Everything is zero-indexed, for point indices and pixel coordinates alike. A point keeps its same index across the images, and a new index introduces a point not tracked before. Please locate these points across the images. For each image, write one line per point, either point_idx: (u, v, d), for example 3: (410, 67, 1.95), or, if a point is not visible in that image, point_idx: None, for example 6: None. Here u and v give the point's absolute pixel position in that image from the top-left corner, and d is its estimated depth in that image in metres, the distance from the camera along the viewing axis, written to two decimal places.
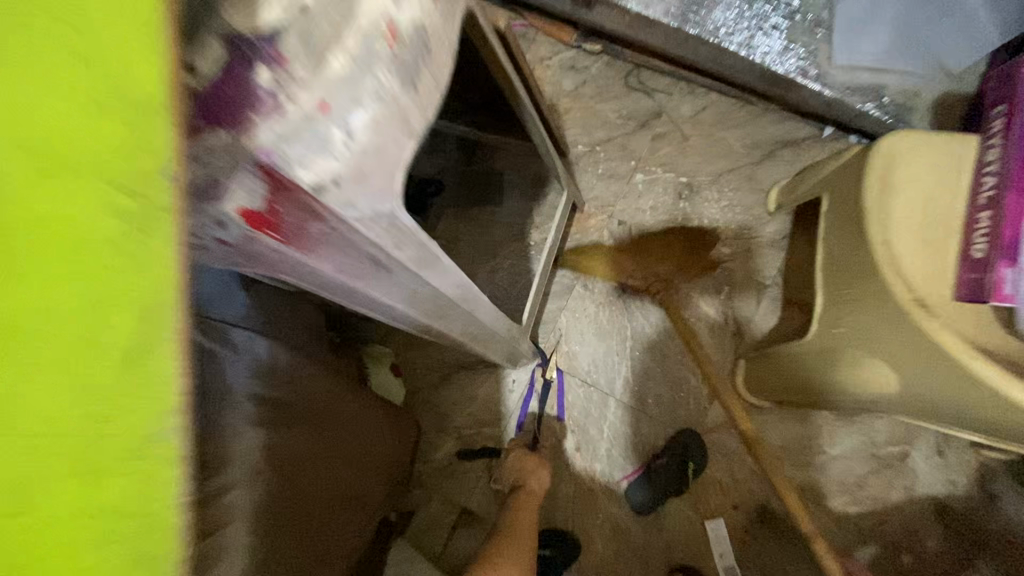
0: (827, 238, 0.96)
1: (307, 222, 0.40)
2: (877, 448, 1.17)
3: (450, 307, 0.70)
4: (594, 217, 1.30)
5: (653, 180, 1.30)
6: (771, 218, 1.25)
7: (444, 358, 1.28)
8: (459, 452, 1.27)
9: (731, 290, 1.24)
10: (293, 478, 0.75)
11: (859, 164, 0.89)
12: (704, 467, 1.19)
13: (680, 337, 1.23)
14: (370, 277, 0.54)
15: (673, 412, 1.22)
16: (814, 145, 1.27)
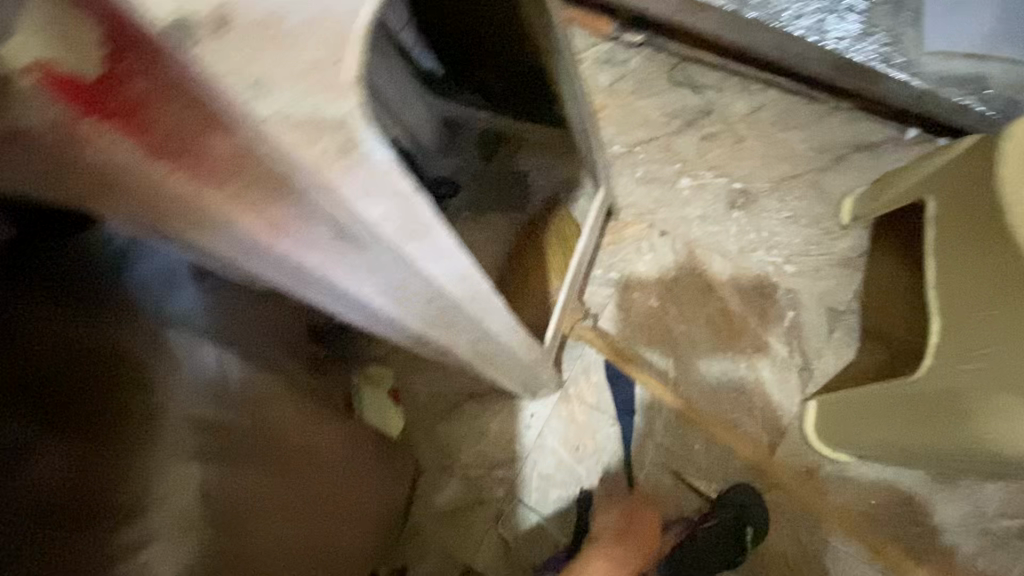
0: (938, 252, 0.74)
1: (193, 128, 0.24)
2: (989, 522, 0.92)
3: (454, 310, 0.52)
4: (632, 226, 1.12)
5: (701, 186, 1.12)
6: (843, 232, 1.06)
7: (451, 383, 1.09)
8: (464, 497, 1.06)
9: (797, 316, 1.04)
10: (240, 534, 0.56)
11: (983, 155, 0.69)
12: (765, 532, 0.96)
13: (734, 370, 1.03)
14: (328, 251, 0.36)
15: (724, 462, 1.00)
16: (894, 149, 1.08)
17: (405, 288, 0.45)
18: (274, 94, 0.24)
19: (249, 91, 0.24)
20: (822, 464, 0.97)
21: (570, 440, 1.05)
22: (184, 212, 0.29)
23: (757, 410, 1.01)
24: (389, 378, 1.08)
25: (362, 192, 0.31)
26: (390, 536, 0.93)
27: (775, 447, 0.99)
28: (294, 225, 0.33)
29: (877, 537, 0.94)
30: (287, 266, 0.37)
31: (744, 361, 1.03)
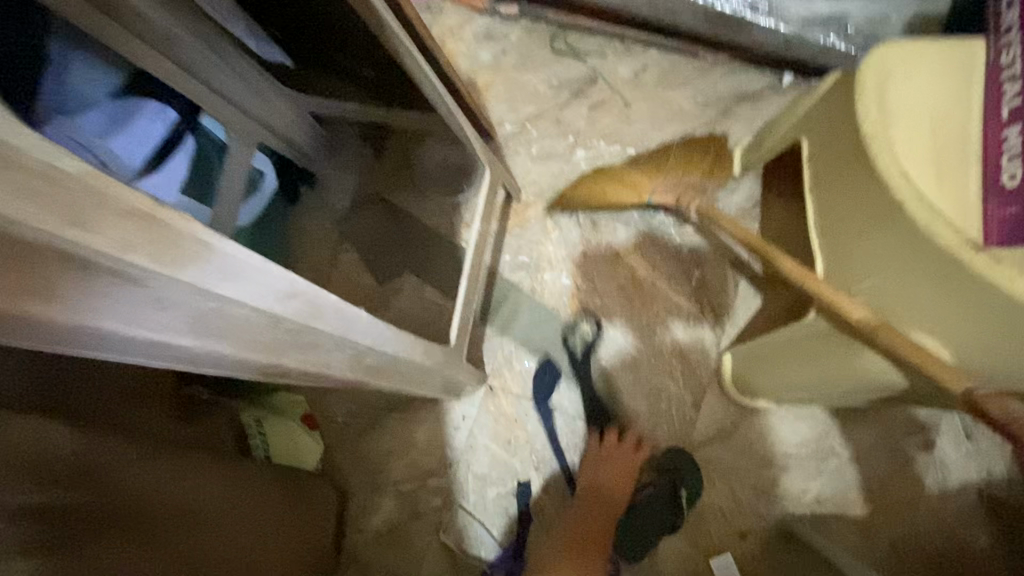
0: (811, 193, 0.75)
1: None
2: (897, 440, 0.96)
3: (300, 333, 0.46)
4: (533, 205, 1.09)
5: (596, 156, 1.09)
6: (736, 184, 1.07)
7: (369, 398, 1.04)
8: (401, 513, 1.01)
9: (702, 274, 1.04)
10: None
11: (842, 93, 0.70)
12: (701, 490, 0.97)
13: (653, 338, 1.03)
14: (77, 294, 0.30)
15: (653, 429, 1.00)
16: (773, 96, 1.09)
17: (215, 320, 0.38)
18: None
19: None
20: (744, 414, 0.99)
21: (501, 435, 1.02)
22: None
23: (677, 372, 1.01)
24: (303, 404, 1.01)
25: (71, 217, 0.24)
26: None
27: (699, 406, 1.00)
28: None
29: (802, 476, 0.97)
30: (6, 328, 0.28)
31: (661, 325, 1.03)
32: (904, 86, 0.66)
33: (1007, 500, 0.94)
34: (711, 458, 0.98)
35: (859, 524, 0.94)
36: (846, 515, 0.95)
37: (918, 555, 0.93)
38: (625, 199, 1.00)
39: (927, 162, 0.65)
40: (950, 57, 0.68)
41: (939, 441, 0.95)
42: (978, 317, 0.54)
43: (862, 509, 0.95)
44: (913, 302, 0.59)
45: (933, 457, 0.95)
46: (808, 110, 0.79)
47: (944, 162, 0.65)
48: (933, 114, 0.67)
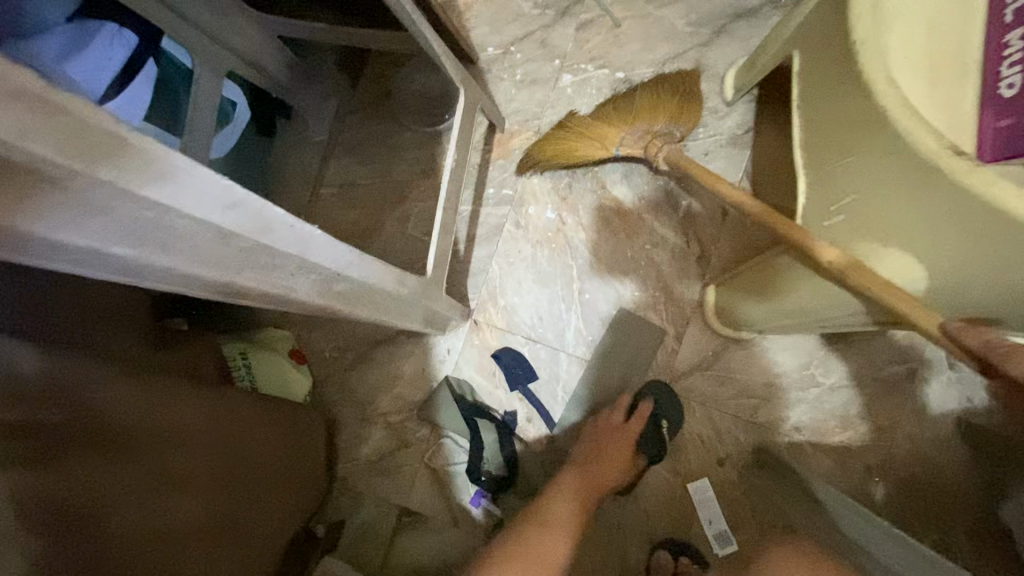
0: (801, 110, 0.72)
1: None
2: (878, 370, 0.96)
3: (252, 250, 0.45)
4: (517, 136, 1.05)
5: (583, 81, 1.04)
6: (729, 111, 1.02)
7: (356, 333, 1.05)
8: (389, 442, 1.04)
9: (691, 205, 1.02)
10: (90, 527, 0.53)
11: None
12: (681, 419, 0.99)
13: (637, 272, 1.02)
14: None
15: (636, 360, 1.01)
16: (774, 13, 1.02)
17: (155, 230, 0.37)
18: None
19: None
20: (727, 345, 0.99)
21: (487, 367, 1.03)
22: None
23: (661, 305, 1.01)
24: (289, 340, 1.03)
25: None
26: (312, 500, 0.92)
27: (682, 338, 1.00)
28: None
29: (781, 405, 0.98)
30: None
31: (646, 258, 1.02)
32: None
33: (985, 428, 0.95)
34: (692, 389, 1.00)
35: (835, 450, 0.96)
36: (823, 442, 0.97)
37: (891, 479, 0.95)
38: (590, 150, 0.95)
39: (923, 72, 0.61)
40: None
41: (921, 371, 0.96)
42: (953, 229, 0.53)
43: (839, 436, 0.96)
44: (899, 225, 0.58)
45: (913, 386, 0.96)
46: (802, 21, 0.74)
47: (941, 73, 0.62)
48: (934, 18, 0.62)
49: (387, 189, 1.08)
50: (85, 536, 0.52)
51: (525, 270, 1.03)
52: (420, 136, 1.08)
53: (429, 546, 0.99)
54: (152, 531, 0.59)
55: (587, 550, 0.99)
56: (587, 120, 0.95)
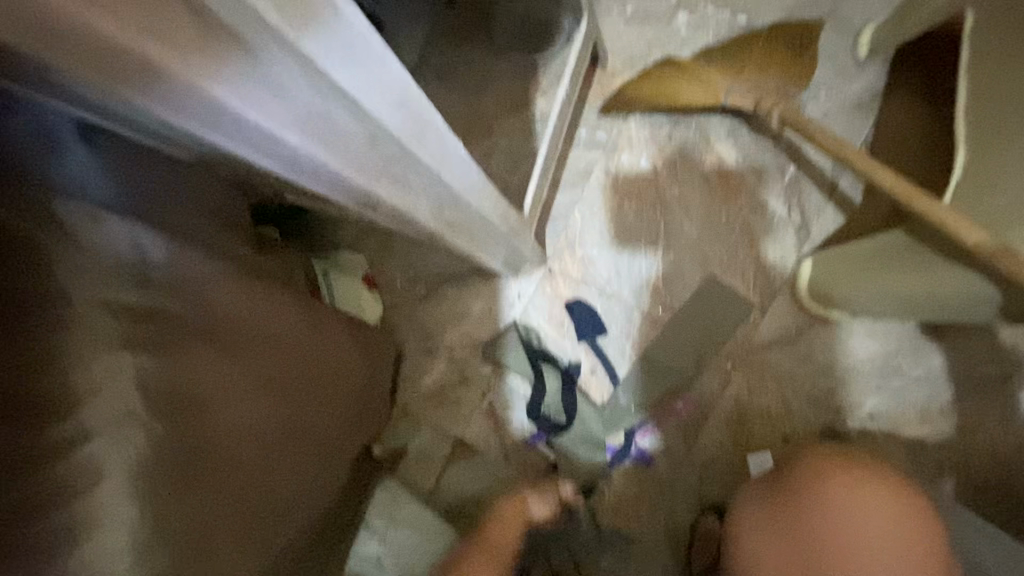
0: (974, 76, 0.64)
1: None
2: (972, 368, 0.91)
3: (398, 159, 0.43)
4: (619, 76, 0.98)
5: (700, 23, 0.96)
6: (858, 71, 0.93)
7: (428, 265, 1.05)
8: (450, 376, 1.05)
9: (797, 171, 0.95)
10: (201, 421, 0.53)
11: None
12: (750, 391, 0.97)
13: (728, 236, 0.97)
14: (200, 56, 0.27)
15: (712, 328, 0.98)
16: None
17: (325, 123, 0.35)
18: None
19: None
20: (812, 324, 0.95)
21: (556, 316, 1.02)
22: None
23: (748, 273, 0.97)
24: (364, 264, 1.03)
25: None
26: (378, 422, 0.95)
27: (765, 310, 0.96)
28: None
29: (859, 391, 0.94)
30: (125, 65, 0.27)
31: (740, 223, 0.96)
32: None
33: None
34: (766, 363, 0.97)
35: (910, 443, 0.93)
36: (897, 433, 0.93)
37: (964, 480, 0.92)
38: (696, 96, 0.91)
39: None
40: None
41: (1019, 376, 0.90)
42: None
43: (915, 430, 0.93)
44: None
45: (1007, 390, 0.91)
46: None
47: None
48: None
49: (475, 120, 1.04)
50: (202, 425, 0.53)
51: (608, 222, 0.99)
52: (515, 66, 1.02)
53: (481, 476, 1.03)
54: (255, 430, 0.59)
55: (636, 505, 0.99)
56: (696, 62, 0.92)
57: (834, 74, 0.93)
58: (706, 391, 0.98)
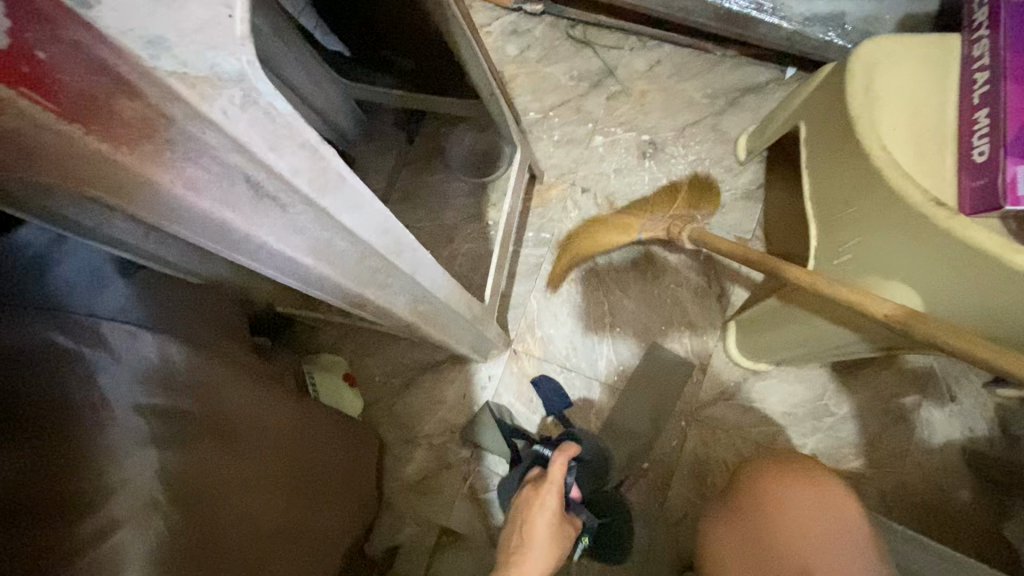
0: (811, 170, 0.86)
1: (120, 99, 0.28)
2: (887, 401, 1.05)
3: (380, 268, 0.56)
4: (555, 186, 1.19)
5: (614, 142, 1.19)
6: (742, 169, 1.16)
7: (404, 360, 1.15)
8: (432, 463, 1.11)
9: (710, 250, 1.14)
10: (210, 511, 0.59)
11: (836, 81, 0.80)
12: (705, 445, 1.07)
13: (663, 308, 1.13)
14: (249, 211, 0.40)
15: (663, 390, 1.10)
16: (778, 88, 1.19)
17: (327, 247, 0.48)
18: (174, 51, 0.26)
19: (146, 50, 0.26)
20: (746, 377, 1.09)
21: (524, 394, 1.12)
22: (101, 166, 0.33)
23: (686, 338, 1.11)
24: (344, 364, 1.13)
25: (271, 145, 0.34)
26: (366, 515, 0.98)
27: (705, 369, 1.10)
28: (211, 181, 0.36)
29: (798, 434, 1.06)
30: (197, 222, 0.40)
31: (671, 297, 1.13)
32: (889, 75, 0.76)
33: (987, 457, 1.02)
34: (714, 416, 1.08)
35: (851, 477, 1.04)
36: (839, 468, 1.04)
37: (904, 505, 1.02)
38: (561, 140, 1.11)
39: (912, 140, 0.75)
40: (938, 46, 0.78)
41: (925, 404, 1.05)
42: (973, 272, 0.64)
43: (853, 463, 1.04)
44: (897, 261, 0.70)
45: (919, 418, 1.04)
46: (807, 98, 0.89)
47: (925, 145, 0.76)
48: (915, 97, 0.77)
49: (439, 231, 1.21)
50: (210, 515, 0.59)
51: (561, 306, 1.14)
52: (469, 184, 1.23)
53: (467, 562, 1.06)
54: (250, 521, 0.65)
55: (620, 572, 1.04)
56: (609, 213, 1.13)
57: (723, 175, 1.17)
58: (667, 449, 1.08)
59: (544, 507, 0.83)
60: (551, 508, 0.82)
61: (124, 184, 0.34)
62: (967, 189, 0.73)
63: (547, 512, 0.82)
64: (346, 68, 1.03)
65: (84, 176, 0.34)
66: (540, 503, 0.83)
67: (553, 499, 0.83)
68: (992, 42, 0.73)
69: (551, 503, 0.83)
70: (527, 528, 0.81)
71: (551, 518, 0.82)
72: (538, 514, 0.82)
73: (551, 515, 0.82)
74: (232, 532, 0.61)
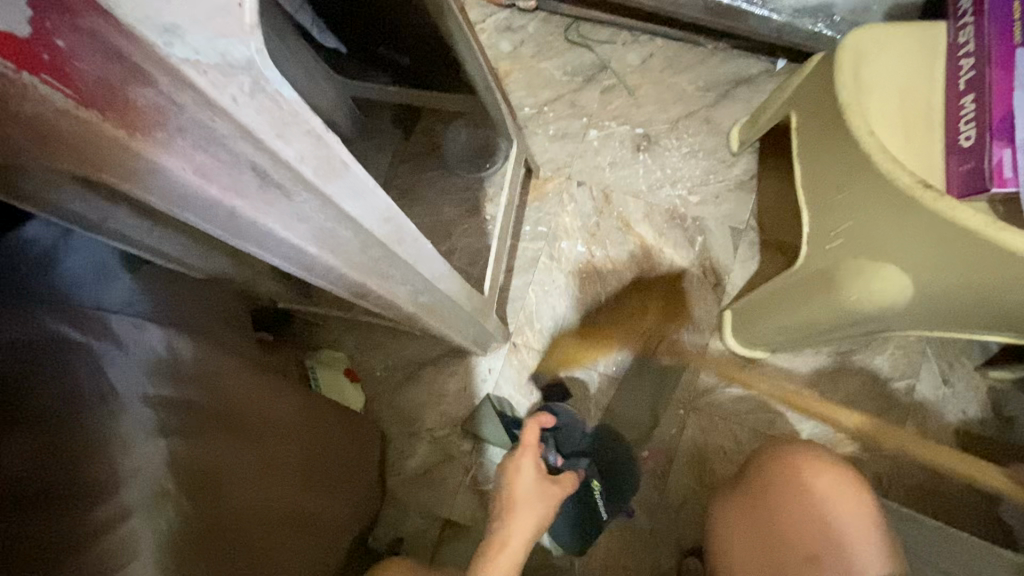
0: (802, 158, 0.87)
1: (132, 85, 0.30)
2: (881, 385, 1.07)
3: (381, 258, 0.57)
4: (551, 180, 1.20)
5: (608, 135, 1.21)
6: (735, 160, 1.18)
7: (404, 354, 1.16)
8: (434, 456, 1.12)
9: (705, 240, 1.15)
10: (217, 500, 0.60)
11: (824, 70, 0.82)
12: (704, 432, 1.09)
13: (660, 298, 1.14)
14: (255, 199, 0.41)
15: (661, 379, 1.11)
16: (768, 80, 1.21)
17: (331, 236, 0.49)
18: (187, 39, 0.27)
19: (161, 37, 0.27)
20: (743, 364, 1.10)
21: (524, 385, 1.13)
22: (112, 152, 0.34)
23: (683, 327, 1.13)
24: (345, 359, 1.14)
25: (277, 132, 0.35)
26: (370, 507, 0.99)
27: (703, 358, 1.11)
28: (218, 169, 0.37)
29: (795, 419, 1.08)
30: (203, 209, 0.41)
31: (668, 287, 1.14)
32: (875, 64, 0.78)
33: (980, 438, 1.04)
34: (712, 403, 1.10)
35: (848, 460, 1.05)
36: (836, 452, 1.06)
37: (900, 487, 1.04)
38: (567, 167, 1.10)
39: (900, 126, 0.77)
40: (925, 34, 0.80)
41: (919, 387, 1.06)
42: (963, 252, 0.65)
43: (849, 447, 1.06)
44: (887, 244, 0.72)
45: (913, 401, 1.06)
46: (796, 87, 0.91)
47: (915, 131, 0.77)
48: (902, 85, 0.78)
49: (437, 226, 1.22)
50: (218, 503, 0.60)
51: (559, 298, 1.16)
52: (466, 180, 1.24)
53: (471, 553, 1.07)
54: (257, 509, 0.66)
55: (622, 559, 1.05)
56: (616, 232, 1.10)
57: (715, 165, 1.18)
58: (666, 437, 1.09)
59: (520, 468, 0.84)
60: (529, 469, 0.84)
61: (135, 170, 0.36)
62: (954, 173, 0.75)
63: (524, 472, 0.83)
64: (342, 65, 1.04)
65: (97, 161, 0.35)
66: (517, 466, 0.84)
67: (528, 459, 0.85)
68: (975, 29, 0.75)
69: (525, 463, 0.84)
70: (509, 491, 0.82)
71: (529, 477, 0.83)
72: (516, 477, 0.83)
73: (529, 474, 0.83)
74: (239, 520, 0.62)
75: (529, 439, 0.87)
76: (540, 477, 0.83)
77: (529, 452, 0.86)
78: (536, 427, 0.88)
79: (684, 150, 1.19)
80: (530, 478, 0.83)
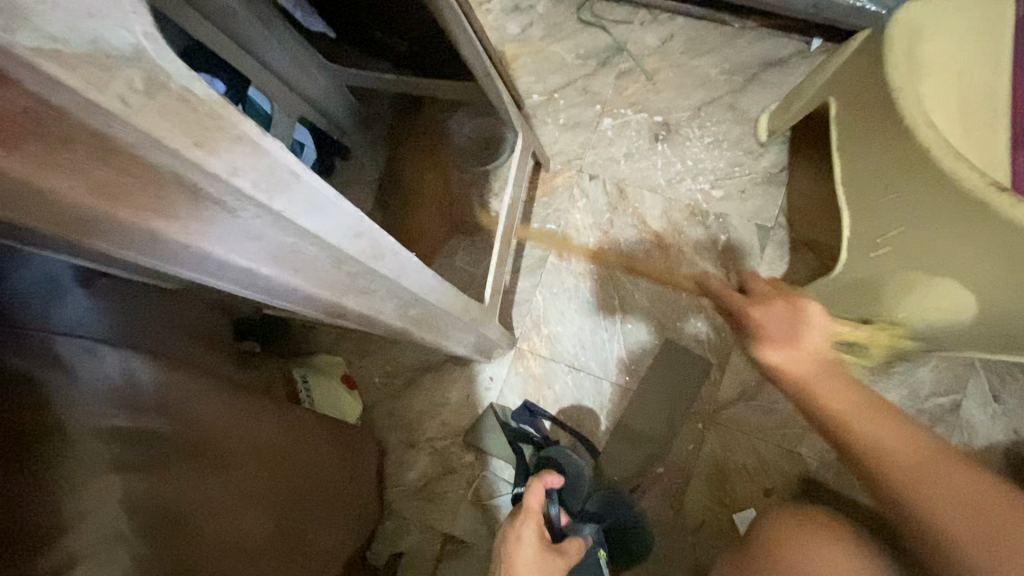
0: (843, 151, 0.78)
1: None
2: (922, 401, 0.98)
3: (358, 276, 0.50)
4: (561, 174, 1.12)
5: (623, 124, 1.11)
6: (764, 151, 1.08)
7: (403, 360, 1.10)
8: (435, 468, 1.06)
9: (729, 239, 1.06)
10: (187, 538, 0.54)
11: (873, 50, 0.71)
12: (724, 448, 1.01)
13: (677, 303, 1.05)
14: (185, 219, 0.34)
15: (678, 391, 1.03)
16: (802, 62, 1.09)
17: (292, 253, 0.42)
18: (40, 26, 0.20)
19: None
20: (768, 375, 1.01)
21: (531, 395, 1.06)
22: None
23: (703, 335, 1.04)
24: (342, 365, 1.08)
25: (197, 140, 0.28)
26: (366, 525, 0.94)
27: (724, 367, 1.03)
28: (129, 186, 0.30)
29: None
30: (125, 235, 0.34)
31: (687, 291, 1.05)
32: (934, 43, 0.67)
33: None
34: (733, 417, 1.02)
35: None
36: None
37: None
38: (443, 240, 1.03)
39: (959, 116, 0.67)
40: (992, 6, 0.69)
41: (965, 404, 0.97)
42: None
43: None
44: (949, 254, 0.63)
45: (958, 418, 0.97)
46: (837, 70, 0.81)
47: (977, 119, 0.68)
48: (964, 67, 0.68)
49: (440, 224, 1.15)
50: (189, 541, 0.53)
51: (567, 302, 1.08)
52: (470, 174, 1.15)
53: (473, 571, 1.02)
54: (240, 543, 0.60)
55: None
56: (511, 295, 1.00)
57: (741, 157, 1.08)
58: (683, 453, 1.01)
59: (520, 538, 0.73)
60: (530, 540, 0.72)
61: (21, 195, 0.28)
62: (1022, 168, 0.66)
63: (526, 544, 0.72)
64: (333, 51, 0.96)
65: None
66: (517, 533, 0.74)
67: (531, 528, 0.74)
68: None
69: (527, 532, 0.73)
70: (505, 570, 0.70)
71: (530, 551, 0.71)
72: (514, 549, 0.72)
73: (530, 547, 0.71)
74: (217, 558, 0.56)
75: (532, 503, 0.76)
76: (544, 548, 0.73)
77: (532, 518, 0.75)
78: (540, 488, 0.76)
79: (706, 140, 1.09)
80: (531, 552, 0.72)
